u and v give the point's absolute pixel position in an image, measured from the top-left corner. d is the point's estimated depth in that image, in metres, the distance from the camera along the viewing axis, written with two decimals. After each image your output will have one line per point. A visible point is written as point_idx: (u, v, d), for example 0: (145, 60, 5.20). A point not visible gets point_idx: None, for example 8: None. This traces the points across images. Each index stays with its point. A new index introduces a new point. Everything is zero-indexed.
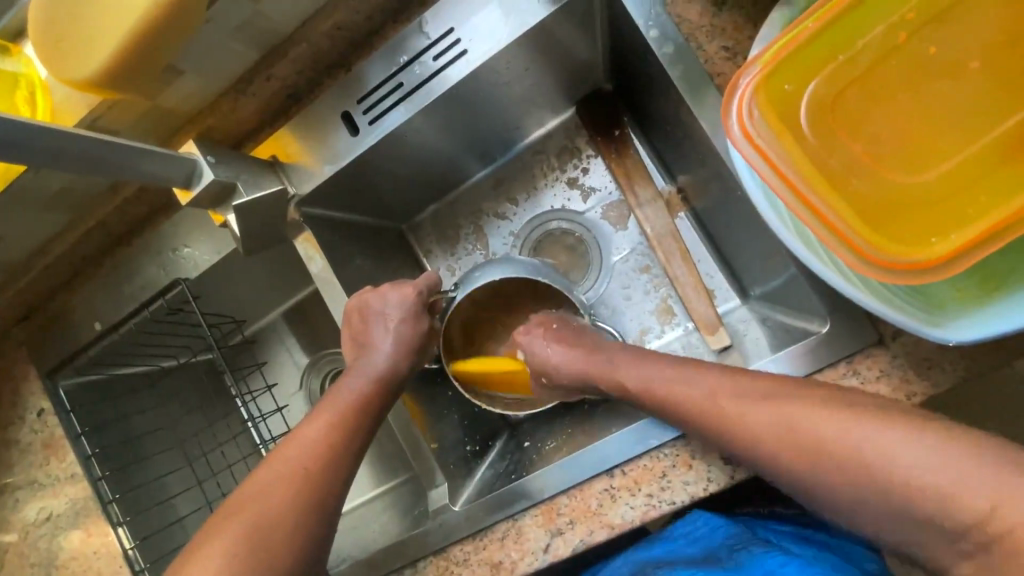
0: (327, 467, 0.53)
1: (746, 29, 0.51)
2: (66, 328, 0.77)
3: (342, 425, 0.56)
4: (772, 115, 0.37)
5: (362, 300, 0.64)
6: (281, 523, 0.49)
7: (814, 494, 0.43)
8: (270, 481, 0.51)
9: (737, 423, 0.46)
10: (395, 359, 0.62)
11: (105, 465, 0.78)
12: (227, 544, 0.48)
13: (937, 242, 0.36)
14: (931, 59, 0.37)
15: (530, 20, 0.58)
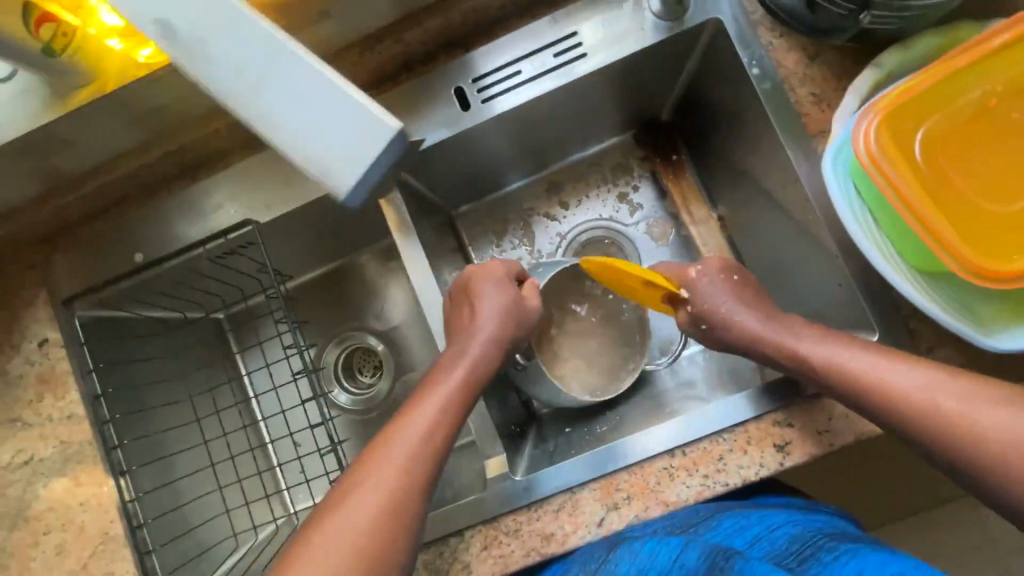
0: (437, 446, 0.52)
1: (833, 82, 0.60)
2: (96, 256, 0.72)
3: (450, 407, 0.56)
4: (892, 144, 0.45)
5: (466, 278, 0.66)
6: (398, 496, 0.49)
7: (993, 483, 0.45)
8: (383, 454, 0.51)
9: (920, 407, 0.48)
10: (493, 344, 0.62)
11: (114, 409, 0.73)
12: (348, 512, 0.47)
13: (1019, 259, 0.43)
14: (1018, 120, 0.45)
15: (649, 40, 0.65)
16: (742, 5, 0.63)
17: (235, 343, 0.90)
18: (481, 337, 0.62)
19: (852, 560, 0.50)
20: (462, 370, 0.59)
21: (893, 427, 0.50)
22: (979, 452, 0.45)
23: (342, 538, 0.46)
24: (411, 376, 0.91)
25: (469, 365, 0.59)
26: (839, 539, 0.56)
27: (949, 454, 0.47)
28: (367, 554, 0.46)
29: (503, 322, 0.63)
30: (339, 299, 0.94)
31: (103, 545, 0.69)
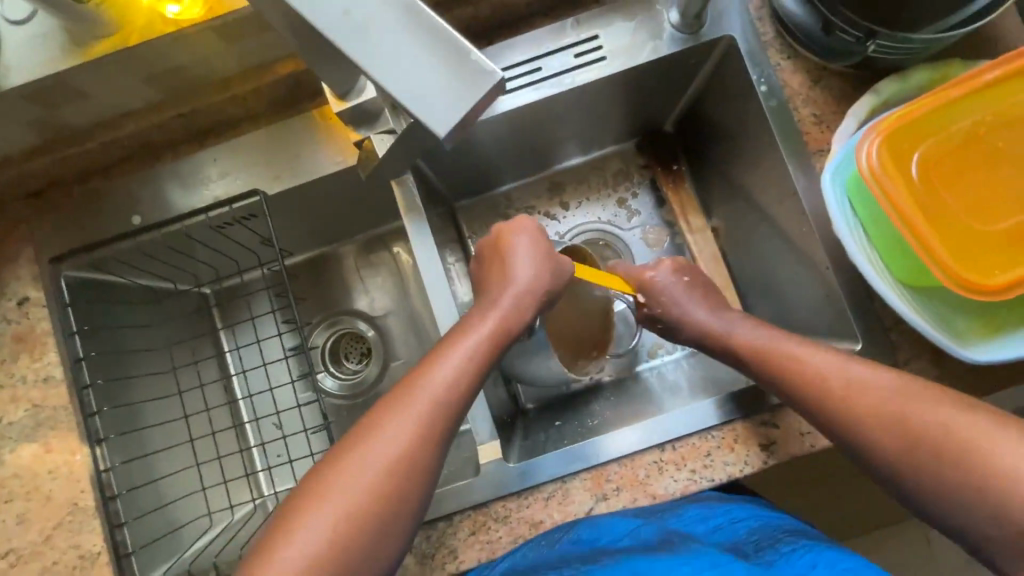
0: (451, 405, 0.54)
1: (834, 105, 0.64)
2: (92, 215, 0.70)
3: (473, 364, 0.56)
4: (891, 162, 0.49)
5: (500, 232, 0.67)
6: (410, 448, 0.51)
7: (913, 479, 0.50)
8: (394, 408, 0.53)
9: (850, 403, 0.54)
10: (522, 300, 0.62)
11: (95, 374, 0.69)
12: (358, 462, 0.50)
13: (1001, 275, 0.47)
14: (1002, 149, 0.49)
15: (665, 51, 0.68)
16: (754, 26, 0.66)
17: (219, 319, 0.88)
18: (512, 292, 0.62)
19: (808, 554, 0.57)
20: (490, 325, 0.60)
21: (824, 421, 0.56)
22: (903, 448, 0.51)
23: (354, 483, 0.49)
24: (398, 366, 0.90)
25: (498, 320, 0.60)
26: (795, 534, 0.61)
27: (874, 447, 0.52)
28: (376, 500, 0.49)
29: (536, 278, 0.63)
30: (332, 281, 0.93)
31: (70, 516, 0.66)
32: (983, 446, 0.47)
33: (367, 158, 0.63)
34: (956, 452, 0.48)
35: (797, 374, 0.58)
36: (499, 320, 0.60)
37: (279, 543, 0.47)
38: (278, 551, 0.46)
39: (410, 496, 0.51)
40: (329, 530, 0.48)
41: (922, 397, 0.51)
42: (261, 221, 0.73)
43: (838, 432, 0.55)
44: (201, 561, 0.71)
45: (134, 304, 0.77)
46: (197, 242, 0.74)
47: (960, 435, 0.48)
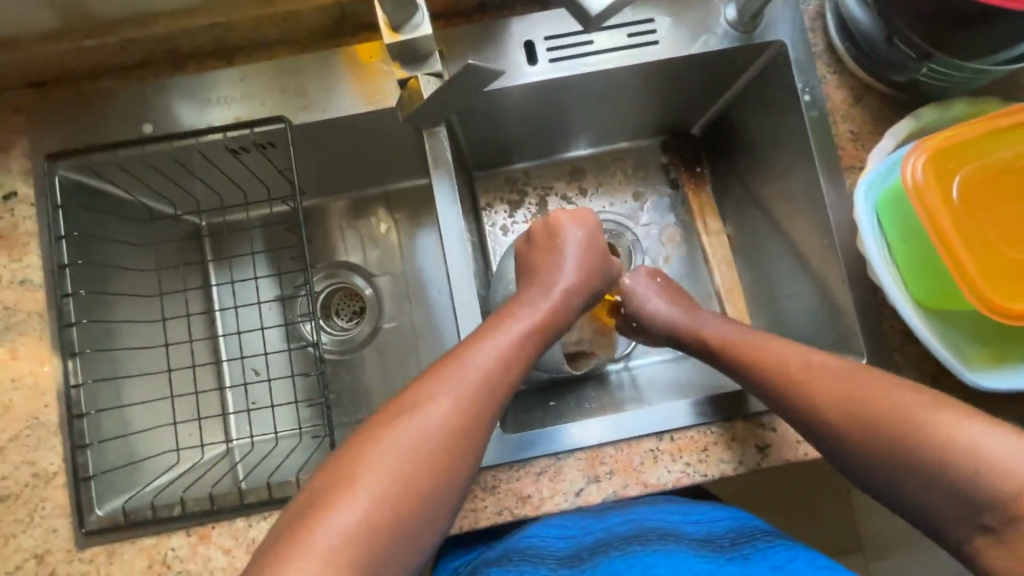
0: (500, 386, 0.52)
1: (871, 126, 0.65)
2: (98, 116, 0.66)
3: (523, 349, 0.55)
4: (935, 179, 0.50)
5: (556, 220, 0.65)
6: (458, 426, 0.49)
7: (861, 451, 0.50)
8: (442, 382, 0.50)
9: (798, 384, 0.55)
10: (573, 296, 0.61)
11: (78, 283, 0.65)
12: (406, 437, 0.47)
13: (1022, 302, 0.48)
14: None
15: (716, 45, 0.68)
16: (805, 37, 0.67)
17: (211, 250, 0.82)
18: (565, 284, 0.61)
19: (785, 551, 0.56)
20: (543, 313, 0.58)
21: (779, 403, 0.57)
22: (845, 423, 0.51)
23: (402, 457, 0.46)
24: (392, 328, 0.88)
25: (549, 310, 0.59)
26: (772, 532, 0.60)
27: (821, 424, 0.53)
28: (422, 480, 0.46)
29: (585, 276, 0.63)
30: (336, 231, 0.90)
31: (27, 430, 0.62)
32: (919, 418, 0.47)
33: (409, 99, 0.59)
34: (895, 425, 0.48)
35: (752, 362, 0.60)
36: (550, 310, 0.59)
37: (317, 515, 0.43)
38: (317, 524, 0.42)
39: (454, 479, 0.48)
40: (374, 506, 0.44)
41: (875, 384, 0.51)
42: (280, 152, 0.70)
43: (791, 414, 0.56)
44: (167, 496, 0.65)
45: (127, 219, 0.72)
46: (208, 162, 0.70)
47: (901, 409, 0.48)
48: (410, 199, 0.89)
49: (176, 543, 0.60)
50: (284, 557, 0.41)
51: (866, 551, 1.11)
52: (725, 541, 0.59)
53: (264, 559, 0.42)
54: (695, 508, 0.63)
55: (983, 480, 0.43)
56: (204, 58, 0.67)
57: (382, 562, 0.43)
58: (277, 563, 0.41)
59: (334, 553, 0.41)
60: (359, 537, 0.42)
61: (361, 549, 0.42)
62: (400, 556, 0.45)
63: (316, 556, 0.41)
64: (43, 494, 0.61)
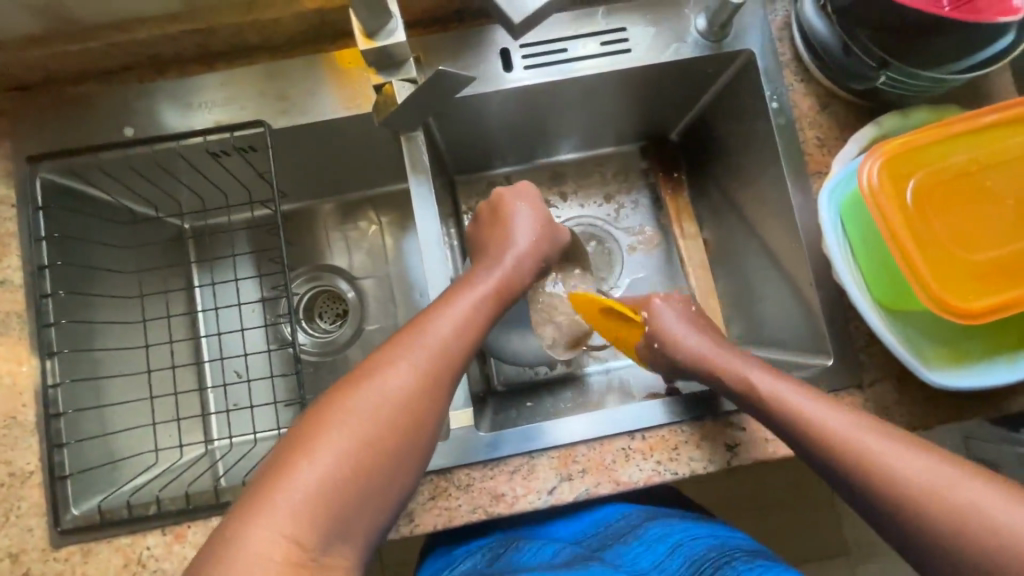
0: (458, 350, 0.53)
1: (837, 132, 0.67)
2: (81, 119, 0.67)
3: (478, 315, 0.56)
4: (890, 184, 0.52)
5: (501, 196, 0.67)
6: (420, 388, 0.49)
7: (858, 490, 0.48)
8: (401, 348, 0.51)
9: (804, 414, 0.52)
10: (523, 261, 0.63)
11: (58, 284, 0.66)
12: (368, 397, 0.47)
13: (975, 301, 0.50)
14: (990, 188, 0.53)
15: (688, 53, 0.69)
16: (773, 46, 0.69)
17: (193, 252, 0.84)
18: (515, 251, 0.63)
19: (762, 572, 0.52)
20: (496, 282, 0.60)
21: (781, 429, 0.54)
22: (833, 452, 0.49)
23: (365, 416, 0.46)
24: (374, 330, 0.88)
25: (501, 277, 0.60)
26: (755, 555, 0.56)
27: (811, 450, 0.51)
28: (386, 439, 0.46)
29: (536, 244, 0.65)
30: (319, 235, 0.91)
31: (5, 429, 0.62)
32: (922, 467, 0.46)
33: (384, 104, 0.61)
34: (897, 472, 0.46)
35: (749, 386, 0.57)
36: (503, 278, 0.61)
37: (279, 477, 0.42)
38: (279, 487, 0.41)
39: (419, 438, 0.48)
40: (339, 467, 0.43)
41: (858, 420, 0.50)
42: (262, 156, 0.71)
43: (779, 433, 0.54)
44: (143, 495, 0.65)
45: (109, 221, 0.73)
46: (190, 166, 0.71)
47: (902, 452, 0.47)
48: (393, 204, 0.91)
49: (151, 542, 0.60)
50: (247, 518, 0.40)
51: (851, 556, 1.12)
52: (705, 564, 0.56)
53: (225, 525, 0.41)
54: (676, 531, 0.63)
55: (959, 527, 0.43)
56: (187, 63, 0.69)
57: (348, 522, 0.43)
58: (238, 525, 0.40)
59: (298, 512, 0.41)
60: (323, 499, 0.42)
61: (325, 509, 0.42)
62: (366, 519, 0.44)
63: (281, 516, 0.40)
64: (19, 494, 0.61)
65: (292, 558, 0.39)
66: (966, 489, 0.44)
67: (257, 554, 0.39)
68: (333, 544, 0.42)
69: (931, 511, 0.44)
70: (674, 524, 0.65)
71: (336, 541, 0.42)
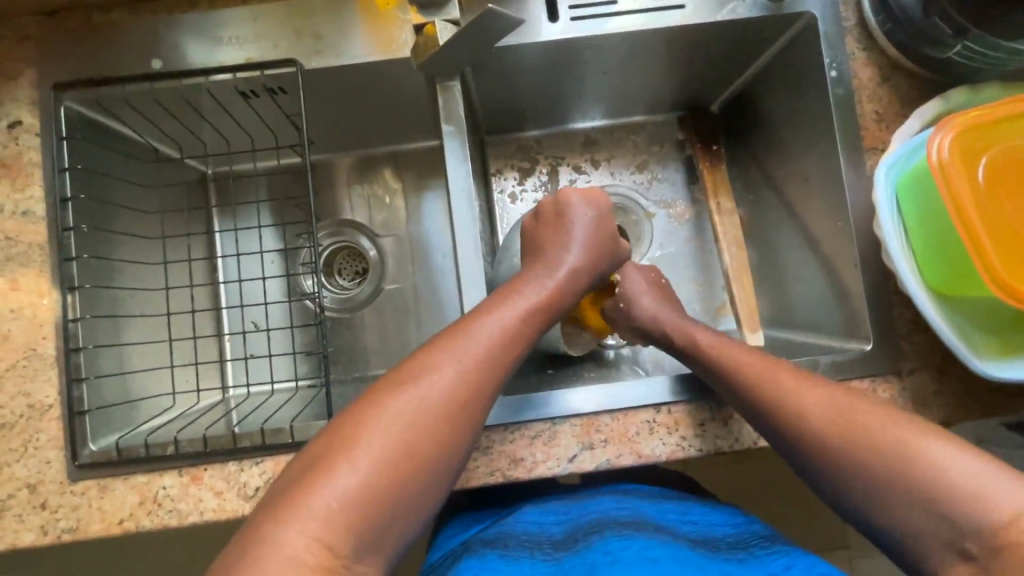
0: (503, 358, 0.50)
1: (897, 107, 0.63)
2: (108, 48, 0.65)
3: (527, 324, 0.53)
4: (961, 156, 0.49)
5: (565, 200, 0.63)
6: (462, 390, 0.47)
7: (850, 487, 0.45)
8: (444, 352, 0.48)
9: (812, 408, 0.49)
10: (578, 275, 0.59)
11: (80, 218, 0.64)
12: (407, 403, 0.44)
13: None
14: None
15: (744, 13, 0.65)
16: (837, 10, 0.65)
17: (216, 198, 0.82)
18: (569, 266, 0.59)
19: (784, 559, 0.53)
20: (546, 292, 0.56)
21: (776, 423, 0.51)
22: (842, 446, 0.46)
23: (402, 425, 0.43)
24: (393, 290, 0.87)
25: (554, 289, 0.57)
26: (772, 542, 0.57)
27: (814, 446, 0.48)
28: (423, 444, 0.44)
29: (589, 258, 0.61)
30: (343, 189, 0.89)
31: (25, 360, 0.62)
32: (917, 448, 0.43)
33: (424, 46, 0.58)
34: (892, 459, 0.43)
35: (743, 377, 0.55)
36: (554, 289, 0.57)
37: (317, 478, 0.41)
38: (315, 488, 0.40)
39: (455, 446, 0.46)
40: (376, 475, 0.41)
41: (868, 407, 0.47)
42: (291, 99, 0.69)
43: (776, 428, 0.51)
44: (160, 436, 0.65)
45: (131, 158, 0.71)
46: (217, 104, 0.69)
47: (899, 435, 0.44)
48: (418, 161, 0.88)
49: (168, 482, 0.60)
50: (282, 514, 0.39)
51: (851, 548, 1.11)
52: (724, 543, 0.57)
53: (262, 518, 0.40)
54: (693, 510, 0.62)
55: (973, 514, 0.40)
56: None
57: (381, 528, 0.41)
58: (273, 522, 0.39)
59: (332, 516, 0.39)
60: (359, 505, 0.40)
61: (359, 514, 0.40)
62: (398, 525, 0.42)
63: (318, 517, 0.39)
64: (38, 426, 0.61)
65: (326, 561, 0.38)
66: (966, 471, 0.41)
67: (290, 554, 0.38)
68: (365, 548, 0.40)
69: (921, 493, 0.42)
70: (690, 505, 0.64)
71: (368, 546, 0.40)
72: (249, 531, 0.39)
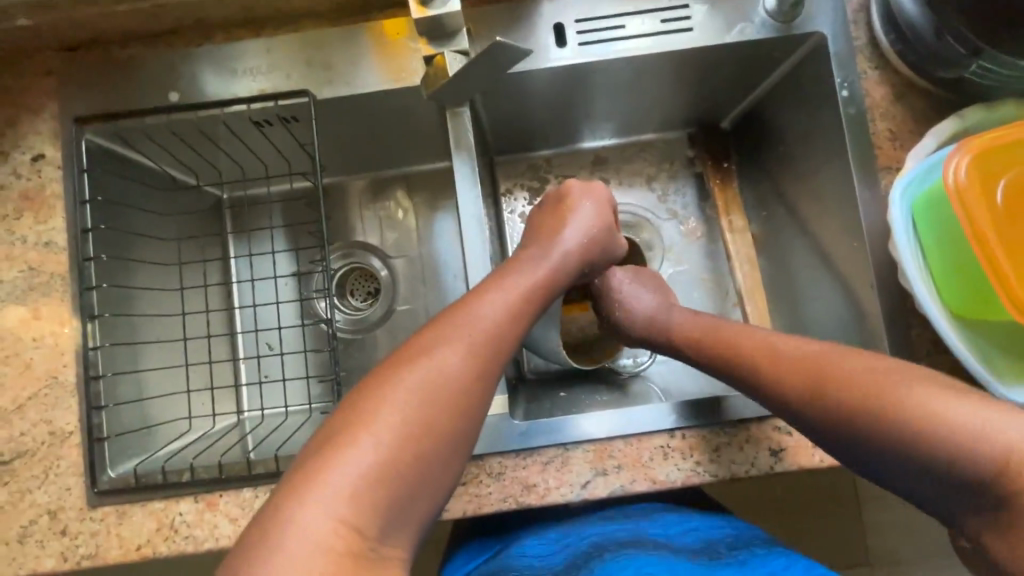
0: (510, 332, 0.50)
1: (911, 125, 0.63)
2: (127, 82, 0.67)
3: (529, 300, 0.53)
4: (978, 182, 0.48)
5: (567, 191, 0.65)
6: (476, 368, 0.46)
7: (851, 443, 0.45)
8: (452, 328, 0.47)
9: (803, 369, 0.50)
10: (574, 254, 0.60)
11: (99, 248, 0.66)
12: (423, 376, 0.43)
13: None
14: None
15: (753, 35, 0.65)
16: (847, 29, 0.64)
17: (231, 222, 0.83)
18: (567, 247, 0.60)
19: (784, 560, 0.54)
20: (547, 270, 0.56)
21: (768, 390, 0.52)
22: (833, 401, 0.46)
23: (420, 399, 0.42)
24: (405, 310, 0.87)
25: (553, 268, 0.57)
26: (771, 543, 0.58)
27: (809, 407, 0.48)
28: (441, 416, 0.43)
29: (588, 242, 0.62)
30: (357, 211, 0.90)
31: (46, 389, 0.63)
32: (906, 398, 0.43)
33: (433, 76, 0.58)
34: (880, 410, 0.43)
35: (740, 355, 0.56)
36: (554, 268, 0.57)
37: (332, 455, 0.39)
38: (331, 465, 0.39)
39: (470, 419, 0.45)
40: (394, 449, 0.40)
41: (857, 361, 0.47)
42: (303, 127, 0.70)
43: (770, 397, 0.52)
44: (177, 461, 0.66)
45: (149, 187, 0.73)
46: (231, 134, 0.70)
47: (885, 388, 0.44)
48: (430, 181, 0.89)
49: (184, 509, 0.61)
50: (300, 496, 0.38)
51: (873, 566, 1.06)
52: (725, 548, 0.58)
53: (275, 505, 0.38)
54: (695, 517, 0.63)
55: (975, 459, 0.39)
56: (232, 28, 0.67)
57: (403, 508, 0.40)
58: (290, 506, 0.37)
59: (354, 493, 0.38)
60: (379, 482, 0.39)
61: (380, 490, 0.39)
62: (421, 505, 0.41)
63: (339, 497, 0.38)
64: (59, 453, 0.62)
65: (353, 545, 0.37)
66: (965, 415, 0.40)
67: (315, 539, 0.36)
68: (389, 530, 0.39)
69: (915, 443, 0.41)
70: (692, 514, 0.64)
71: (392, 527, 0.39)
72: (267, 518, 0.38)
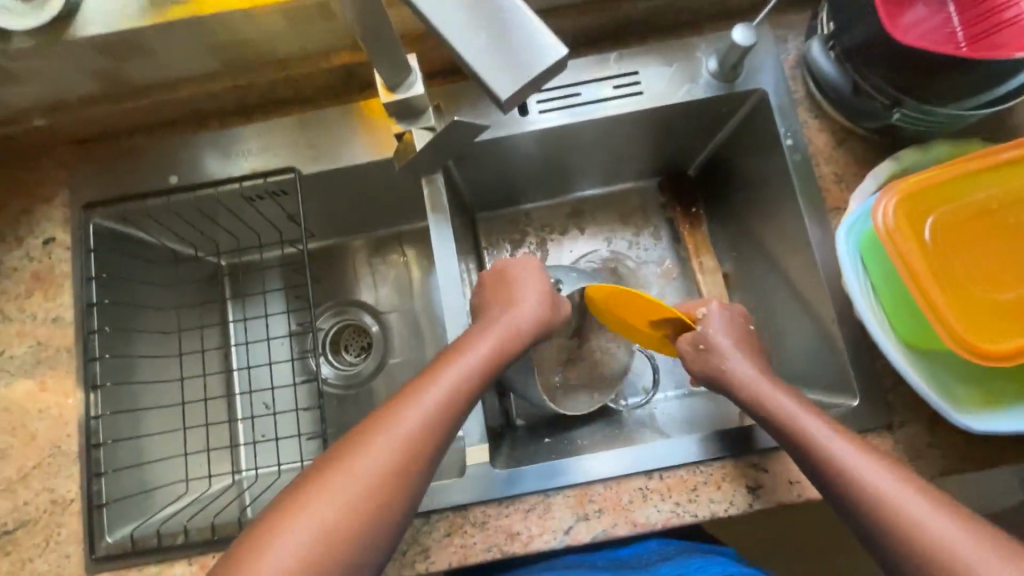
0: (440, 424, 0.52)
1: (855, 168, 0.67)
2: (131, 168, 0.73)
3: (466, 388, 0.55)
4: (907, 222, 0.52)
5: (513, 265, 0.66)
6: (402, 459, 0.49)
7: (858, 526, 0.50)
8: (384, 421, 0.51)
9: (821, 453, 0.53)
10: (518, 337, 0.61)
11: (103, 321, 0.70)
12: (351, 472, 0.47)
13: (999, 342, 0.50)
14: (1009, 226, 0.53)
15: (700, 94, 0.71)
16: (787, 84, 0.70)
17: (229, 289, 0.88)
18: (511, 329, 0.61)
19: None
20: (488, 357, 0.58)
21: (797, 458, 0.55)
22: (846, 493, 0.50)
23: (343, 494, 0.46)
24: (397, 364, 0.90)
25: (495, 354, 0.59)
26: None
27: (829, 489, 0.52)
28: (363, 509, 0.46)
29: (533, 321, 0.63)
30: (348, 271, 0.94)
31: (50, 458, 0.66)
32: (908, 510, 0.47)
33: (404, 150, 0.65)
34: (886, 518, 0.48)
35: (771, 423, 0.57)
36: (496, 354, 0.59)
37: (262, 546, 0.44)
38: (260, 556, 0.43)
39: (395, 509, 0.48)
40: (318, 541, 0.44)
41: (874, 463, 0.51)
42: (292, 198, 0.76)
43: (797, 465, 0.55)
44: (171, 525, 0.68)
45: (152, 262, 0.78)
46: (227, 209, 0.76)
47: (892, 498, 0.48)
48: (416, 240, 0.94)
49: (178, 571, 0.62)
50: None
51: None
52: None
53: None
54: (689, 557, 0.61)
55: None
56: (227, 115, 0.74)
57: None
58: None
59: None
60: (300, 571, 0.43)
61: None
62: None
63: None
64: (60, 520, 0.64)
65: None
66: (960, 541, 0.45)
67: None
68: None
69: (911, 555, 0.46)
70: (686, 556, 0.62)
71: None
72: None
